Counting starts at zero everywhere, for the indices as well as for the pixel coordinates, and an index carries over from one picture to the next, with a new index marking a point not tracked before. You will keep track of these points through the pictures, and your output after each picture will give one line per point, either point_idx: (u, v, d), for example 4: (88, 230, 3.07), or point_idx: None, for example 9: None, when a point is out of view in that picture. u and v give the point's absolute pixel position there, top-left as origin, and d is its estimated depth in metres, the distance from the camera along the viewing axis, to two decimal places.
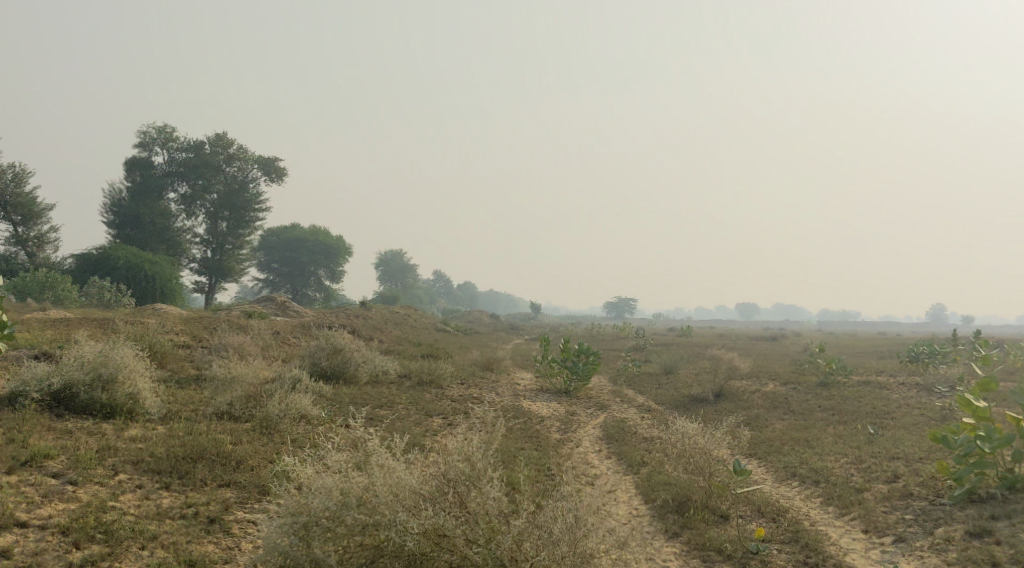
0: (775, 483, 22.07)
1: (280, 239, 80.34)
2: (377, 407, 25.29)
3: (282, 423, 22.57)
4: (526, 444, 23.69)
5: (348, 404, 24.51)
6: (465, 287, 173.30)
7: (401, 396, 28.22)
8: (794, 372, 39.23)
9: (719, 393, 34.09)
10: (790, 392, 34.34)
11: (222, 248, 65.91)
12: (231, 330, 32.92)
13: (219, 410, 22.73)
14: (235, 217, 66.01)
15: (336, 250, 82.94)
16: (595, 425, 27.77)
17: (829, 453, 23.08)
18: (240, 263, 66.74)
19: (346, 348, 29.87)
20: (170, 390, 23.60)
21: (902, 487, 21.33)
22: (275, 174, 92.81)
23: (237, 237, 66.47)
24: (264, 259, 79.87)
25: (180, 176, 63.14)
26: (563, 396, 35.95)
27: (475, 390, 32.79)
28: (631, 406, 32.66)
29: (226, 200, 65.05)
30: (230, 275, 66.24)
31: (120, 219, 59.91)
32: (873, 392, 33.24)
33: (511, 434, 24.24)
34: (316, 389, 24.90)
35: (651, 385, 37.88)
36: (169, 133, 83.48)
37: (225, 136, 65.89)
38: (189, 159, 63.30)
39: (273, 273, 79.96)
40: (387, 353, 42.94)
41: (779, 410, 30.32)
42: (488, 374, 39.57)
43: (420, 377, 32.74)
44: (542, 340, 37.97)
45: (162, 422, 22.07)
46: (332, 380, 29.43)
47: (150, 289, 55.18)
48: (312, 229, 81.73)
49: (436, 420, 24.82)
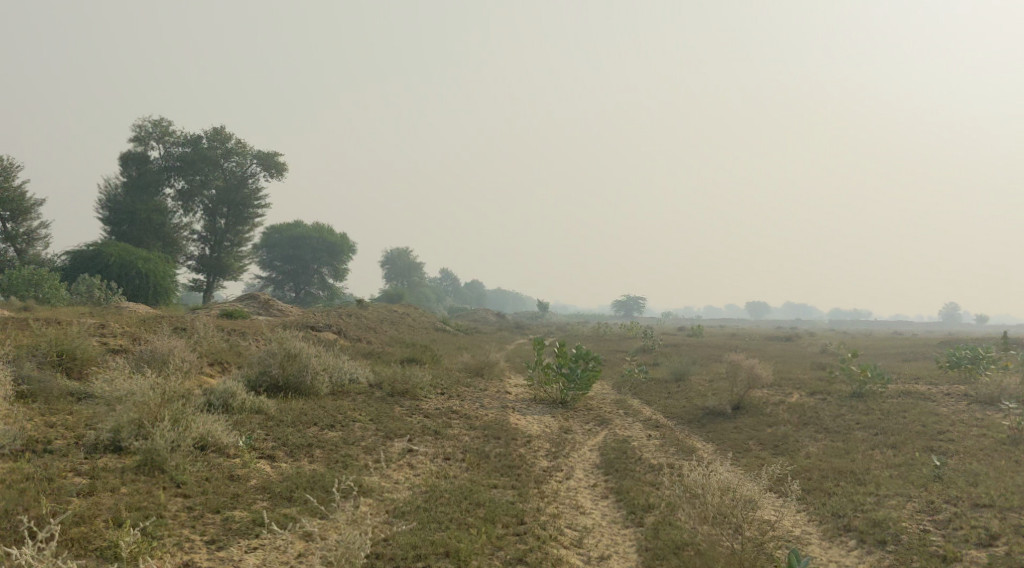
0: (823, 543, 17.83)
1: (283, 236, 75.61)
2: (327, 426, 20.98)
3: (172, 458, 18.51)
4: (500, 480, 19.36)
5: (281, 428, 20.35)
6: (471, 285, 168.68)
7: (360, 412, 23.89)
8: (821, 380, 34.78)
9: (738, 405, 29.67)
10: (820, 404, 29.90)
11: (220, 246, 61.46)
12: (174, 332, 28.50)
13: (97, 440, 18.69)
14: (234, 214, 61.54)
15: (342, 249, 78.51)
16: (592, 446, 23.40)
17: (889, 495, 18.78)
18: (239, 261, 62.38)
19: (300, 352, 25.56)
20: (42, 409, 19.42)
21: (1005, 554, 17.09)
22: (275, 170, 88.57)
23: (236, 234, 62.14)
24: (266, 256, 75.28)
25: (177, 171, 58.63)
26: (560, 407, 31.54)
27: (458, 403, 28.39)
28: (640, 422, 28.27)
29: (225, 196, 60.66)
30: (230, 274, 61.88)
31: (113, 215, 55.35)
32: (917, 404, 28.81)
33: (483, 464, 19.85)
34: (247, 410, 20.91)
35: (659, 394, 33.48)
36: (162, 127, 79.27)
37: (223, 129, 61.46)
38: (186, 153, 58.77)
39: (275, 271, 75.52)
40: (368, 358, 38.43)
41: (809, 427, 25.92)
42: (475, 381, 35.11)
43: (392, 388, 28.37)
44: (535, 342, 33.57)
45: (13, 457, 18.06)
46: (284, 393, 25.12)
47: (143, 286, 50.54)
48: (316, 227, 77.15)
49: (394, 444, 20.44)
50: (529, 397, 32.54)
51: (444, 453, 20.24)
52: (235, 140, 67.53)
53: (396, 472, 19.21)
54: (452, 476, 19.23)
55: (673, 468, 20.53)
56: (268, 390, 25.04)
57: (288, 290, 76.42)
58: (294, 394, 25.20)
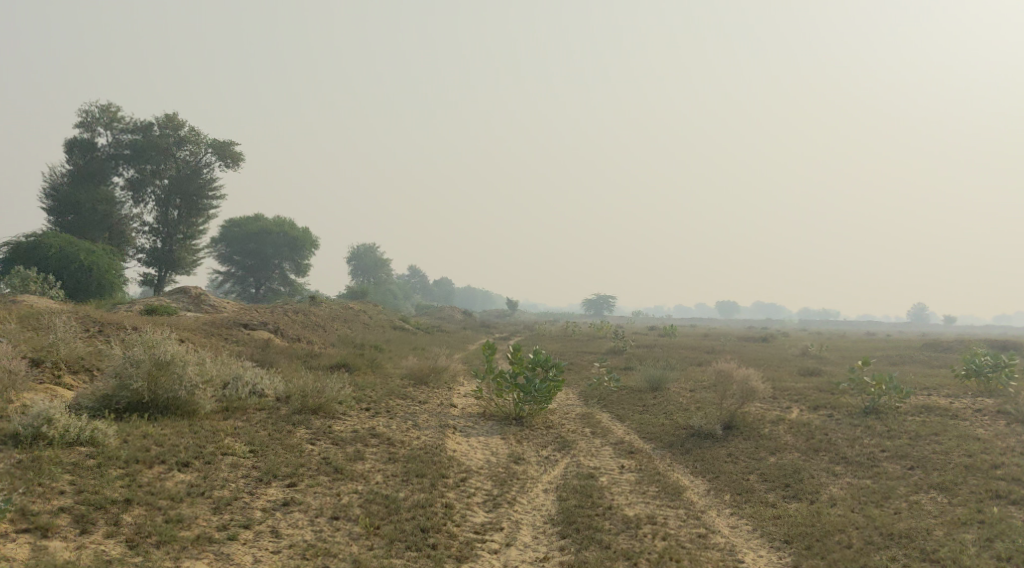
0: None
1: (241, 229, 68.59)
2: (172, 470, 16.18)
3: None
4: (403, 559, 15.30)
5: (81, 478, 15.64)
6: (439, 282, 162.41)
7: (240, 436, 18.55)
8: (823, 392, 29.39)
9: (729, 425, 24.27)
10: (828, 424, 24.59)
11: (175, 238, 54.48)
12: (24, 331, 22.48)
13: None
14: (188, 205, 54.64)
15: (305, 243, 71.41)
16: (551, 481, 18.30)
17: None
18: (193, 255, 55.23)
19: (176, 360, 19.86)
20: None
21: None
22: (232, 159, 82.01)
23: (190, 226, 55.04)
24: (224, 250, 68.17)
25: (127, 159, 51.63)
26: (514, 425, 26.08)
27: (384, 422, 22.86)
28: (610, 447, 22.86)
29: (179, 186, 53.64)
30: (185, 268, 54.91)
31: (57, 204, 48.29)
32: (947, 424, 23.53)
33: (383, 531, 15.70)
34: (55, 440, 16.10)
35: (633, 409, 28.09)
36: (110, 113, 72.47)
37: (177, 114, 54.37)
38: (137, 140, 51.80)
39: (235, 266, 68.45)
40: (294, 362, 32.55)
41: (821, 456, 20.59)
42: (413, 389, 29.44)
43: (300, 403, 22.77)
44: (484, 344, 27.92)
45: None
46: (151, 416, 19.59)
47: (87, 280, 43.74)
48: (276, 219, 70.21)
49: (269, 490, 16.25)
50: (477, 410, 26.91)
51: (336, 507, 16.05)
52: (183, 125, 60.85)
53: (238, 550, 15.21)
54: (330, 558, 15.17)
55: (661, 537, 16.11)
56: (132, 410, 19.51)
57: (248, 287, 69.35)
58: (163, 414, 19.70)
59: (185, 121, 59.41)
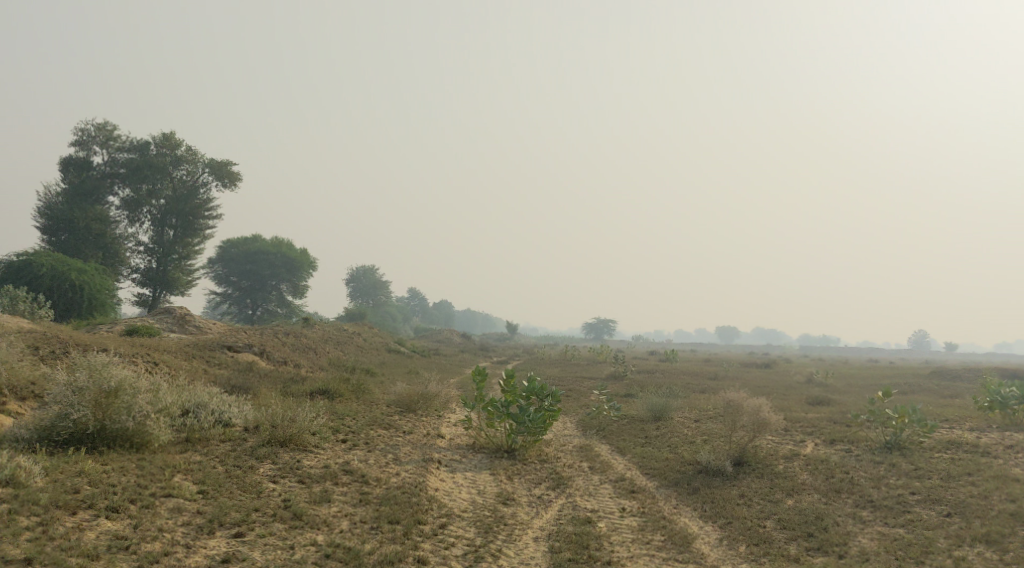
0: None
1: (238, 249, 66.17)
2: (96, 519, 14.74)
3: None
4: None
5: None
6: (438, 305, 160.24)
7: (194, 472, 16.68)
8: (839, 424, 27.26)
9: (740, 461, 22.16)
10: (848, 460, 22.52)
11: (170, 259, 51.79)
12: None
13: None
14: (183, 226, 52.19)
15: (302, 265, 68.94)
16: (547, 522, 16.77)
17: None
18: (189, 276, 52.48)
19: (124, 388, 18.15)
20: None
21: None
22: (228, 178, 80.10)
23: (186, 247, 52.41)
24: (221, 271, 65.56)
25: (122, 179, 49.26)
26: (505, 458, 23.99)
27: (362, 455, 20.81)
28: (610, 486, 20.82)
29: (175, 206, 51.17)
30: (180, 290, 52.11)
31: (48, 223, 45.57)
32: (980, 462, 21.49)
33: None
34: None
35: (634, 441, 25.99)
36: (105, 131, 70.68)
37: (173, 133, 52.15)
38: (132, 159, 49.52)
39: (231, 287, 65.69)
40: (273, 386, 30.40)
41: (844, 499, 18.51)
42: (398, 417, 27.31)
43: (268, 435, 20.72)
44: (475, 370, 25.79)
45: None
46: (96, 449, 17.81)
47: (77, 300, 41.03)
48: (274, 240, 67.87)
49: (210, 542, 14.80)
50: (466, 441, 24.80)
51: (284, 565, 14.57)
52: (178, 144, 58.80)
53: None
54: None
55: None
56: (74, 443, 17.72)
57: (244, 309, 66.61)
58: (110, 447, 17.96)
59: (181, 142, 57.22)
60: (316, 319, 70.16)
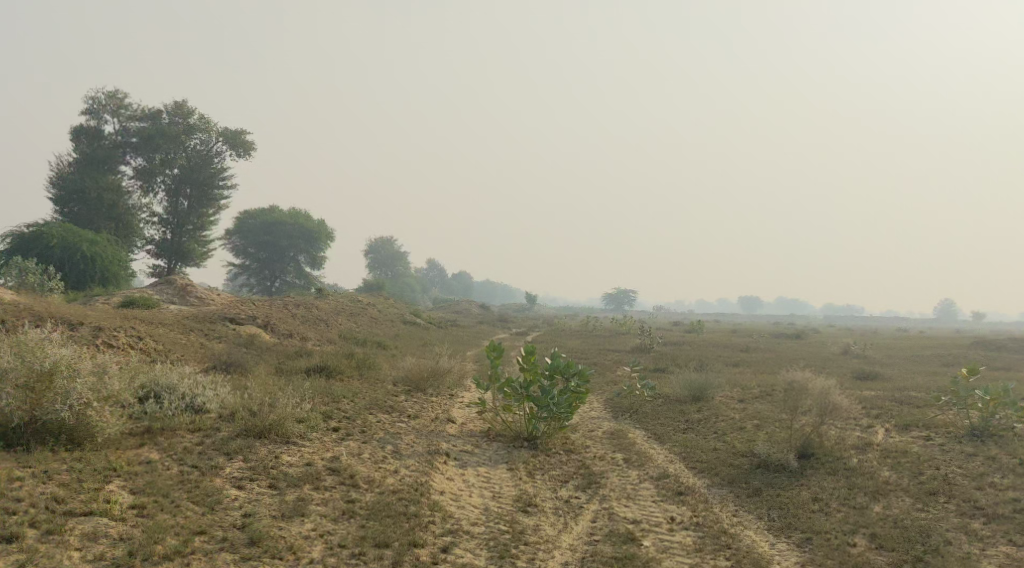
0: None
1: (254, 219, 62.60)
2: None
3: None
4: None
5: None
6: (458, 276, 156.84)
7: (137, 477, 13.85)
8: (910, 405, 23.59)
9: (804, 453, 18.59)
10: (933, 451, 18.96)
11: (184, 230, 48.14)
12: None
13: None
14: (198, 196, 48.36)
15: (322, 235, 65.34)
16: (580, 535, 14.16)
17: None
18: (205, 248, 48.86)
19: (60, 370, 14.80)
20: None
21: None
22: (243, 148, 76.55)
23: (202, 218, 48.75)
24: (237, 243, 62.07)
25: (134, 148, 45.50)
26: (525, 449, 20.52)
27: (355, 449, 17.43)
28: (652, 485, 17.44)
29: (189, 176, 47.40)
30: (194, 262, 48.54)
31: (59, 194, 41.85)
32: None
33: None
34: None
35: (675, 426, 22.48)
36: (116, 99, 67.29)
37: (186, 101, 48.24)
38: (144, 127, 45.72)
39: (248, 259, 62.24)
40: (268, 362, 26.98)
41: (942, 504, 14.90)
42: (404, 399, 23.87)
43: (244, 425, 17.35)
44: (491, 345, 22.25)
45: None
46: (20, 446, 14.56)
47: (91, 272, 37.46)
48: (291, 209, 64.26)
49: None
50: (480, 428, 21.36)
51: None
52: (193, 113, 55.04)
53: None
54: None
55: None
56: None
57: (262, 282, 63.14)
58: (40, 444, 14.69)
59: (193, 110, 53.29)
60: (332, 290, 66.75)
